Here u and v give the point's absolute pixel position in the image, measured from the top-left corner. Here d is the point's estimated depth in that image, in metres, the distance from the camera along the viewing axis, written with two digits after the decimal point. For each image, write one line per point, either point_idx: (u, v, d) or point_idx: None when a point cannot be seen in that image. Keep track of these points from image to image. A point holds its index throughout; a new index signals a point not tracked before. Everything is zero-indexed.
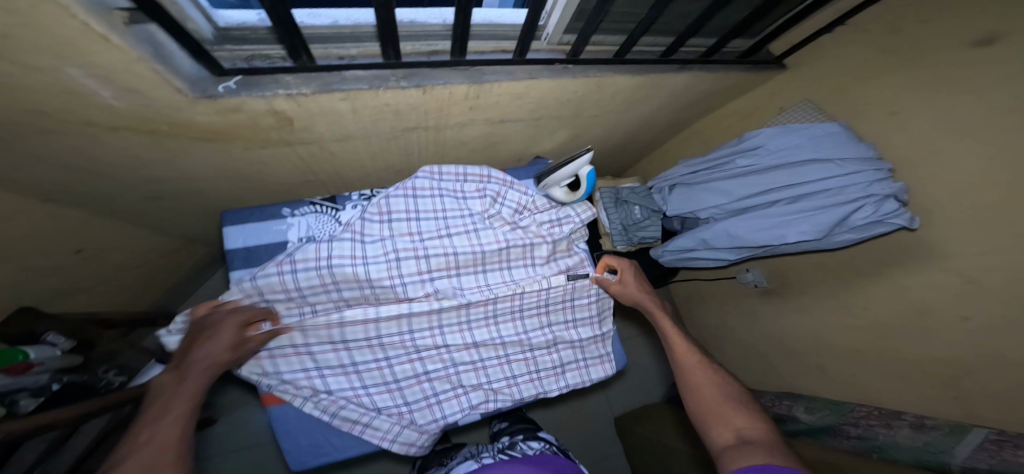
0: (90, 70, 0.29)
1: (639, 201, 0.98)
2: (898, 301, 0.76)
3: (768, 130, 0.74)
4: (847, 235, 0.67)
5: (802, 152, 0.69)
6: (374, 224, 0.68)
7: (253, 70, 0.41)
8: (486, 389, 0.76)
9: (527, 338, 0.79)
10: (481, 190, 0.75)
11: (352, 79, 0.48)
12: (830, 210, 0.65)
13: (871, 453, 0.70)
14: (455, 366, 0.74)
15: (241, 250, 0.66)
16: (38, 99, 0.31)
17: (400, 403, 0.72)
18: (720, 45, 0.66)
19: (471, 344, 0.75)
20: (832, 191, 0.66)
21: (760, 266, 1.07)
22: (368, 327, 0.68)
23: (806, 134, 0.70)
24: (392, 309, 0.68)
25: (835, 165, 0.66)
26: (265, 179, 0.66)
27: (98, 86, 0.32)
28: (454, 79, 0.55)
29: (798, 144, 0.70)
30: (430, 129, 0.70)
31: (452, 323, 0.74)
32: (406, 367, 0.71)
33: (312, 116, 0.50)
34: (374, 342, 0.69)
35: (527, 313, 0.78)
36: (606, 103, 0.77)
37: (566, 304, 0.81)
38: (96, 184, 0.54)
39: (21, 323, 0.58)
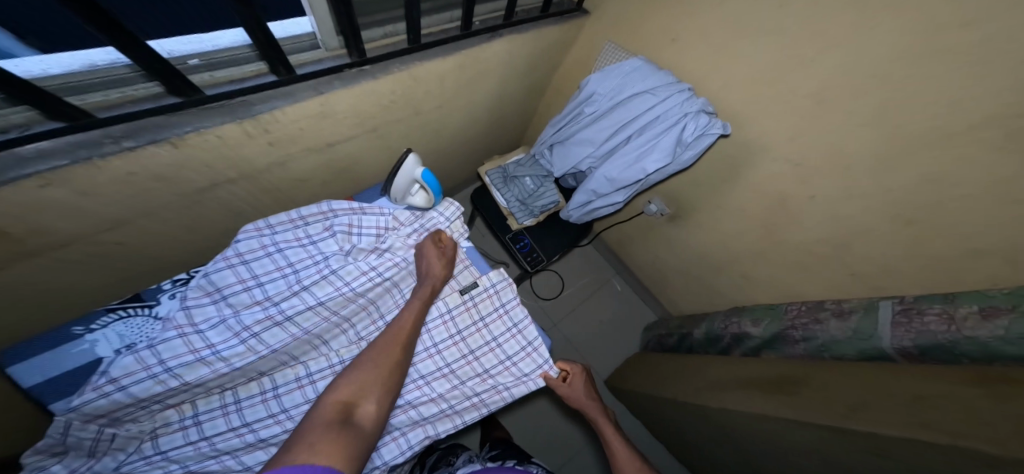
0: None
1: (527, 172, 0.93)
2: (778, 205, 0.77)
3: (593, 76, 0.70)
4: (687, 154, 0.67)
5: (628, 88, 0.67)
6: (207, 307, 0.57)
7: None
8: (425, 423, 0.69)
9: (450, 370, 0.73)
10: (329, 227, 0.66)
11: (36, 157, 0.37)
12: (666, 134, 0.64)
13: (822, 354, 0.69)
14: None
15: (44, 384, 0.51)
16: None
17: None
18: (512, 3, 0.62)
19: None
20: (662, 117, 0.65)
21: (658, 195, 1.06)
22: (268, 402, 0.63)
23: (620, 72, 0.68)
24: (291, 381, 0.65)
25: (651, 94, 0.65)
26: (44, 298, 0.54)
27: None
28: (212, 121, 0.46)
29: (620, 83, 0.68)
30: (241, 181, 0.60)
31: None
32: None
33: (15, 218, 0.40)
34: (280, 414, 0.63)
35: (438, 339, 0.73)
36: (438, 93, 0.70)
37: (479, 321, 0.76)
38: None
39: None
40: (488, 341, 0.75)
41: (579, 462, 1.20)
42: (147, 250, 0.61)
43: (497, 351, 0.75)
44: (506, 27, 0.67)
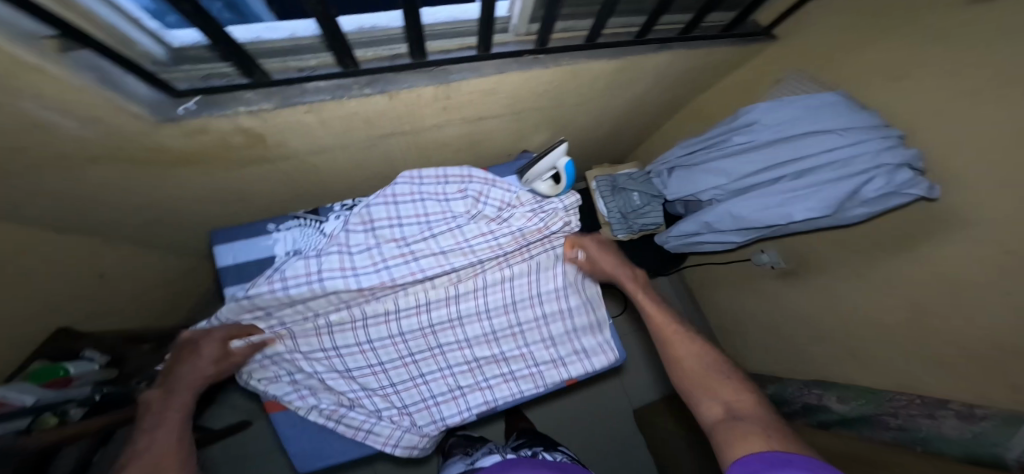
0: (46, 102, 0.30)
1: (636, 187, 0.92)
2: (925, 284, 0.68)
3: (761, 105, 0.69)
4: (858, 209, 0.62)
5: (800, 124, 0.64)
6: (358, 234, 0.68)
7: (210, 90, 0.42)
8: (484, 388, 0.75)
9: (520, 331, 0.77)
10: (463, 190, 0.72)
11: (313, 91, 0.49)
12: (837, 184, 0.60)
13: (913, 445, 0.67)
14: (450, 367, 0.74)
15: (231, 266, 0.66)
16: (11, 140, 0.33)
17: (396, 405, 0.73)
18: (699, 18, 0.62)
19: (464, 342, 0.74)
20: (838, 164, 0.60)
21: (774, 246, 1.01)
22: (357, 330, 0.70)
23: (801, 106, 0.65)
24: (380, 315, 0.71)
25: (838, 135, 0.60)
26: (258, 195, 0.69)
27: (61, 119, 0.33)
28: (419, 82, 0.55)
29: (795, 117, 0.65)
30: (408, 134, 0.70)
31: (449, 331, 0.74)
32: (402, 370, 0.73)
33: (281, 129, 0.51)
34: (366, 345, 0.70)
35: (519, 299, 0.76)
36: (586, 90, 0.74)
37: (558, 289, 0.78)
38: (96, 212, 0.57)
39: (61, 343, 0.68)
40: (565, 329, 0.79)
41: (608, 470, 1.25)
42: (329, 178, 0.74)
43: (570, 337, 0.80)
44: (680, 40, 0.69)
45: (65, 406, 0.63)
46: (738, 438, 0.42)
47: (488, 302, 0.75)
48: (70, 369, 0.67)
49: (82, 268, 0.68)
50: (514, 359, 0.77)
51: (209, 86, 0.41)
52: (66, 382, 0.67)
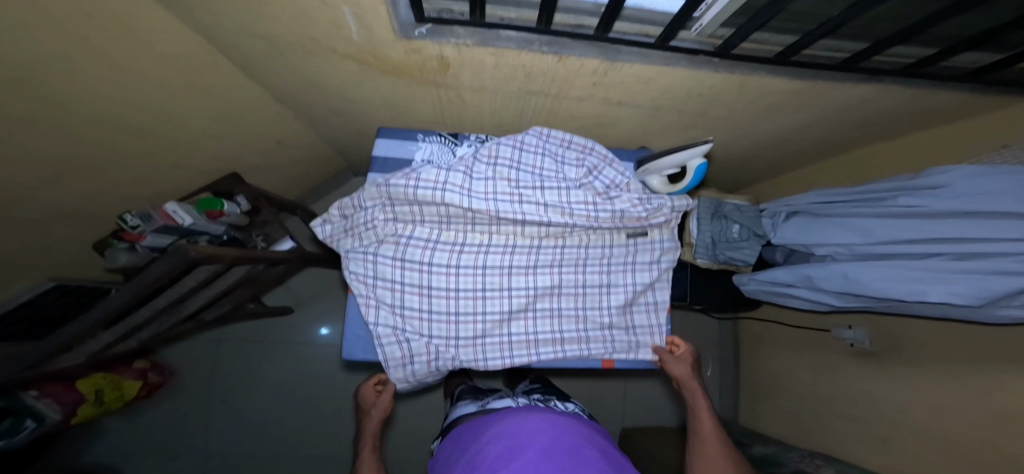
0: (355, 9, 0.43)
1: (741, 220, 0.89)
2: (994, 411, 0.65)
3: (962, 168, 0.57)
4: (1015, 310, 0.55)
5: (999, 200, 0.53)
6: (482, 165, 0.72)
7: (440, 21, 0.51)
8: (531, 340, 0.75)
9: (582, 314, 0.77)
10: (581, 160, 0.75)
11: (504, 38, 0.56)
12: (1001, 279, 0.53)
13: None
14: (510, 313, 0.74)
15: (380, 158, 0.76)
16: (311, 26, 0.47)
17: (452, 336, 0.74)
18: (939, 57, 0.56)
19: (532, 292, 0.74)
20: (1019, 256, 0.52)
21: (864, 324, 0.94)
22: (453, 253, 0.73)
23: (1018, 178, 0.53)
24: (474, 245, 0.73)
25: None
26: (412, 114, 0.80)
27: (352, 22, 0.46)
28: (590, 53, 0.58)
29: (1001, 190, 0.53)
30: (549, 97, 0.74)
31: (521, 277, 0.74)
32: (469, 302, 0.74)
33: (465, 64, 0.60)
34: (453, 269, 0.73)
35: (591, 261, 0.76)
36: (738, 105, 0.72)
37: (631, 284, 0.77)
38: (307, 93, 0.72)
39: (224, 184, 0.86)
40: (628, 327, 0.78)
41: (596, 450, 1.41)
42: (471, 116, 0.82)
43: (633, 342, 0.78)
44: (894, 77, 0.62)
45: (198, 237, 0.79)
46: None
47: (561, 270, 0.76)
48: (224, 208, 0.83)
49: (271, 131, 0.85)
50: (568, 320, 0.76)
51: (443, 17, 0.51)
52: (219, 216, 0.84)
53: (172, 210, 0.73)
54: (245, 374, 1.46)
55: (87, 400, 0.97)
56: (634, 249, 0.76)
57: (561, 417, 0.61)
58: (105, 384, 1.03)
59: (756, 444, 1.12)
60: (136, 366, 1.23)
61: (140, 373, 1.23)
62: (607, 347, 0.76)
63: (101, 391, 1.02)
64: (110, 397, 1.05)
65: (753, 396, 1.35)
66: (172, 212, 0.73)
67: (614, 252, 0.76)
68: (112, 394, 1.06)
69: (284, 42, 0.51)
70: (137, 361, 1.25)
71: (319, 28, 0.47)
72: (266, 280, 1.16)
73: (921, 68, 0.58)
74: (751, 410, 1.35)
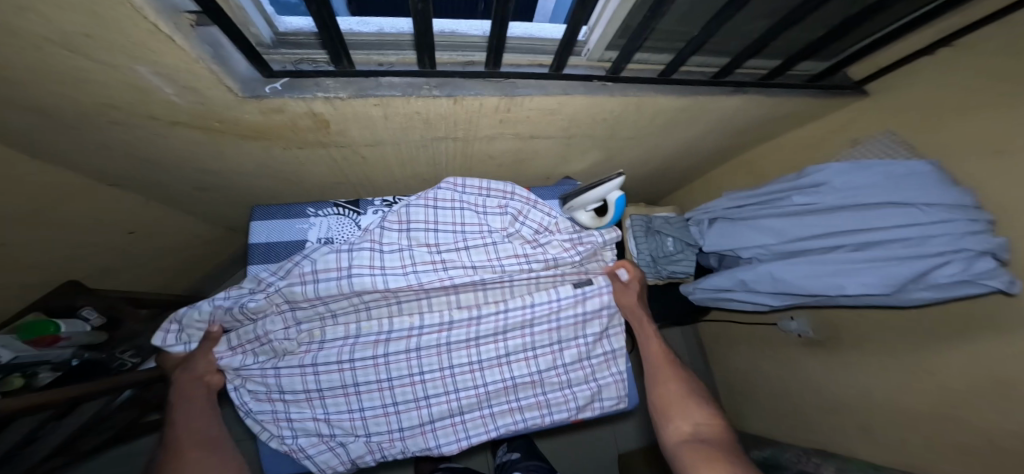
0: (157, 68, 0.34)
1: (672, 232, 0.89)
2: (956, 378, 0.67)
3: (834, 165, 0.64)
4: (923, 293, 0.57)
5: (876, 192, 0.59)
6: (392, 234, 0.61)
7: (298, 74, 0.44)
8: (486, 415, 0.65)
9: (539, 378, 0.67)
10: (503, 206, 0.67)
11: (386, 85, 0.49)
12: (905, 263, 0.56)
13: None
14: (456, 391, 0.63)
15: (262, 246, 0.64)
16: (103, 90, 0.36)
17: (393, 429, 0.62)
18: (785, 67, 0.60)
19: (476, 364, 0.64)
20: (911, 241, 0.56)
21: (805, 314, 1.00)
22: (378, 344, 0.61)
23: (881, 172, 0.60)
24: (403, 330, 0.61)
25: (918, 210, 0.56)
26: (304, 178, 0.68)
27: (163, 83, 0.36)
28: (486, 91, 0.54)
29: (870, 182, 0.60)
30: (458, 140, 0.68)
31: (462, 351, 0.64)
32: (407, 389, 0.62)
33: (346, 119, 0.52)
34: (381, 359, 0.61)
35: (538, 320, 0.66)
36: (645, 124, 0.72)
37: (582, 338, 0.69)
38: (149, 170, 0.57)
39: (64, 294, 0.64)
40: (589, 379, 0.70)
41: None
42: (377, 172, 0.73)
43: (595, 390, 0.70)
44: (757, 86, 0.66)
45: (36, 368, 0.61)
46: (702, 460, 0.49)
47: (507, 336, 0.66)
48: (63, 329, 0.62)
49: (116, 221, 0.68)
50: (524, 387, 0.66)
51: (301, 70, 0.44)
52: (54, 342, 0.63)
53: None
54: None
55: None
56: (582, 298, 0.68)
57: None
58: None
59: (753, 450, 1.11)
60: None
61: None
62: (568, 405, 0.68)
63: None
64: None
65: (732, 398, 1.35)
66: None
67: (562, 305, 0.67)
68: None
69: (71, 112, 0.39)
70: None
71: (116, 91, 0.36)
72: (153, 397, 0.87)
73: (776, 75, 0.63)
74: (734, 413, 1.34)
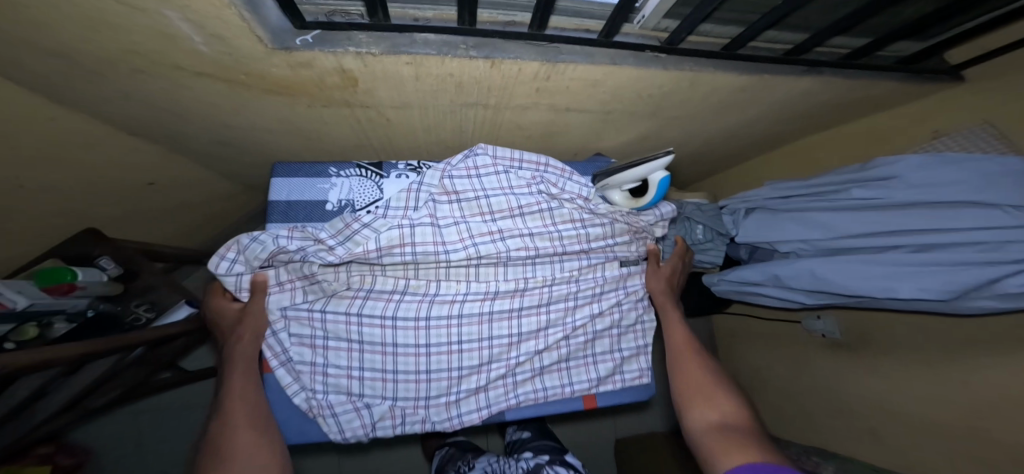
0: (186, 14, 0.31)
1: (703, 220, 0.82)
2: (994, 400, 0.64)
3: (910, 157, 0.56)
4: (984, 300, 0.53)
5: (951, 190, 0.52)
6: (444, 206, 0.58)
7: (330, 26, 0.40)
8: (508, 382, 0.63)
9: (565, 346, 0.65)
10: (536, 181, 0.61)
11: (421, 43, 0.45)
12: (970, 269, 0.51)
13: None
14: (490, 365, 0.61)
15: (282, 204, 0.61)
16: (127, 33, 0.33)
17: (422, 397, 0.60)
18: (876, 45, 0.53)
19: (515, 338, 0.61)
20: (982, 245, 0.51)
21: (833, 314, 0.96)
22: (422, 304, 0.58)
23: (970, 168, 0.52)
24: (450, 294, 0.59)
25: (1000, 213, 0.49)
26: (326, 138, 0.66)
27: (189, 29, 0.33)
28: (527, 55, 0.49)
29: (954, 181, 0.52)
30: (489, 109, 0.64)
31: (504, 322, 0.61)
32: (443, 357, 0.59)
33: (376, 79, 0.49)
34: (422, 322, 0.58)
35: (582, 292, 0.64)
36: (691, 102, 0.66)
37: (620, 299, 0.67)
38: (170, 121, 0.56)
39: (81, 244, 0.65)
40: (614, 350, 0.68)
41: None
42: (401, 137, 0.71)
43: (618, 362, 0.68)
44: (836, 68, 0.58)
45: (51, 318, 0.57)
46: (724, 449, 0.45)
47: (550, 308, 0.63)
48: (79, 278, 0.60)
49: (140, 171, 0.68)
50: (550, 355, 0.64)
51: (331, 21, 0.40)
52: (71, 290, 0.61)
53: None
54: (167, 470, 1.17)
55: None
56: (627, 273, 0.68)
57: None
58: None
59: None
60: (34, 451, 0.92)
61: (43, 459, 0.94)
62: (590, 373, 0.66)
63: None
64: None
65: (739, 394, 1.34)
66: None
67: (606, 279, 0.66)
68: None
69: (93, 54, 0.36)
70: (35, 447, 0.95)
71: (141, 37, 0.34)
72: (170, 354, 0.85)
73: (860, 56, 0.56)
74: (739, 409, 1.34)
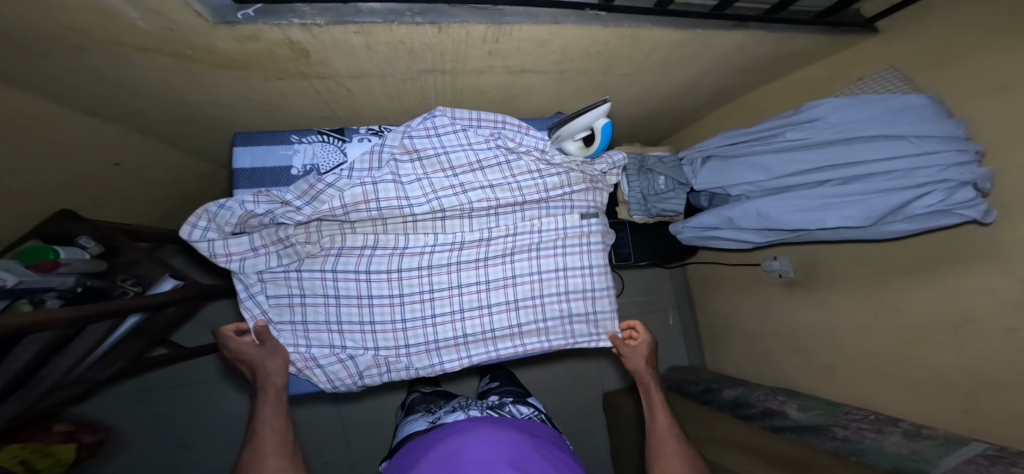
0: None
1: (665, 171, 0.87)
2: (921, 319, 0.72)
3: (833, 100, 0.61)
4: (900, 224, 0.58)
5: (867, 126, 0.57)
6: (406, 165, 0.62)
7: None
8: (488, 339, 0.69)
9: (540, 303, 0.70)
10: (493, 136, 0.65)
11: (367, 13, 0.48)
12: (884, 196, 0.56)
13: (851, 455, 0.75)
14: (461, 312, 0.68)
15: (247, 170, 0.65)
16: (71, 15, 0.35)
17: (401, 345, 0.67)
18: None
19: (483, 285, 0.68)
20: (894, 174, 0.56)
21: (788, 254, 1.03)
22: (393, 257, 0.64)
23: (880, 106, 0.57)
24: (418, 247, 0.65)
25: (907, 142, 0.54)
26: (291, 110, 0.69)
27: (127, 6, 0.35)
28: (472, 19, 0.52)
29: (867, 117, 0.58)
30: (445, 74, 0.67)
31: (471, 272, 0.67)
32: (417, 306, 0.66)
33: (326, 49, 0.51)
34: (395, 274, 0.64)
35: (544, 244, 0.69)
36: (638, 58, 0.69)
37: (584, 248, 0.71)
38: (130, 99, 0.58)
39: (57, 223, 0.67)
40: (588, 311, 0.72)
41: (589, 419, 1.49)
42: (365, 106, 0.73)
43: (592, 321, 0.72)
44: (759, 23, 0.61)
45: (41, 295, 0.56)
46: None
47: (514, 258, 0.69)
48: (63, 255, 0.62)
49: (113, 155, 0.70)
50: (525, 310, 0.69)
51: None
52: (55, 268, 0.62)
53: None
54: (191, 438, 1.28)
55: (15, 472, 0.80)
56: (588, 230, 0.71)
57: (507, 432, 0.59)
58: (27, 454, 0.83)
59: (725, 388, 1.21)
60: (57, 429, 1.01)
61: (67, 436, 1.03)
62: (566, 332, 0.71)
63: (29, 461, 0.84)
64: (42, 463, 0.88)
65: (713, 339, 1.45)
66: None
67: (568, 233, 0.70)
68: (44, 461, 0.89)
69: (39, 37, 0.38)
70: (56, 425, 1.01)
71: (84, 16, 0.35)
72: (157, 327, 0.91)
73: (778, 11, 0.58)
74: (714, 353, 1.45)
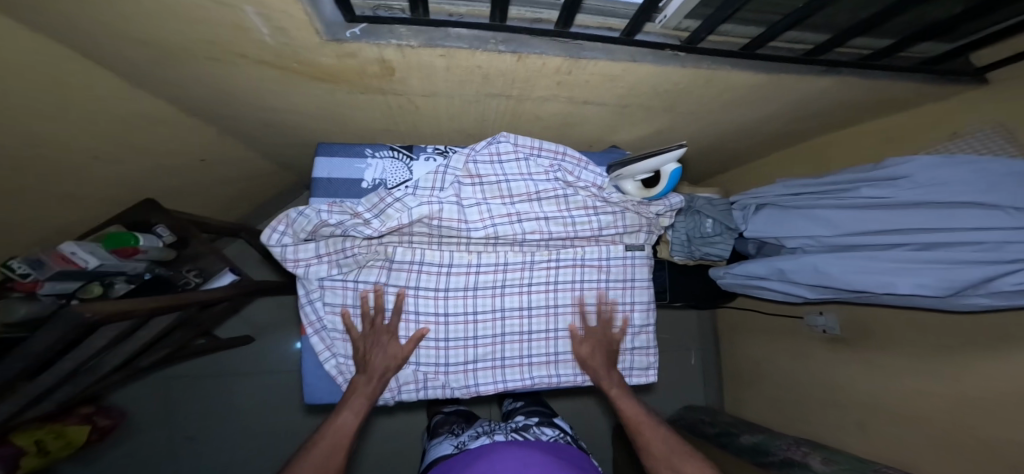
0: (259, 8, 0.33)
1: (713, 214, 0.84)
2: None
3: (920, 158, 0.58)
4: (981, 298, 0.55)
5: (956, 190, 0.54)
6: (467, 189, 0.63)
7: (376, 20, 0.44)
8: (525, 365, 0.67)
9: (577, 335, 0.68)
10: (553, 168, 0.65)
11: (455, 37, 0.49)
12: (968, 267, 0.53)
13: None
14: (503, 336, 0.66)
15: (324, 181, 0.67)
16: (208, 29, 0.37)
17: (441, 362, 0.65)
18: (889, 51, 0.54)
19: (525, 311, 0.66)
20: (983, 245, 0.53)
21: (835, 311, 0.98)
22: (439, 276, 0.64)
23: (974, 169, 0.54)
24: (463, 265, 0.64)
25: (1001, 214, 0.51)
26: (360, 122, 0.71)
27: (260, 23, 0.36)
28: (551, 50, 0.52)
29: (960, 180, 0.54)
30: (512, 99, 0.68)
31: (514, 296, 0.66)
32: (460, 327, 0.65)
33: (411, 68, 0.53)
34: (441, 293, 0.64)
35: (587, 278, 0.68)
36: (707, 99, 0.69)
37: (629, 279, 0.70)
38: (221, 104, 0.60)
39: (140, 212, 0.71)
40: (626, 346, 0.71)
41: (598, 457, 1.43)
42: (428, 123, 0.75)
43: (627, 359, 0.71)
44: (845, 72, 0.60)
45: (113, 279, 0.60)
46: None
47: (558, 287, 0.67)
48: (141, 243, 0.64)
49: (187, 149, 0.72)
50: (565, 342, 0.68)
51: (378, 16, 0.44)
52: (134, 254, 0.64)
53: (69, 251, 0.52)
54: (199, 428, 1.28)
55: (29, 453, 0.79)
56: (632, 263, 0.70)
57: (530, 453, 0.56)
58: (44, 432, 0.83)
59: (744, 433, 1.15)
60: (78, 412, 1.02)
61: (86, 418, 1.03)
62: None
63: (43, 441, 0.82)
64: (58, 445, 0.87)
65: (738, 385, 1.39)
66: (67, 253, 0.52)
67: (612, 265, 0.69)
68: (59, 442, 0.87)
69: (165, 44, 0.40)
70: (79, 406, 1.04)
71: (216, 30, 0.37)
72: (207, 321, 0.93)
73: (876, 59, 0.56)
74: (738, 399, 1.39)
